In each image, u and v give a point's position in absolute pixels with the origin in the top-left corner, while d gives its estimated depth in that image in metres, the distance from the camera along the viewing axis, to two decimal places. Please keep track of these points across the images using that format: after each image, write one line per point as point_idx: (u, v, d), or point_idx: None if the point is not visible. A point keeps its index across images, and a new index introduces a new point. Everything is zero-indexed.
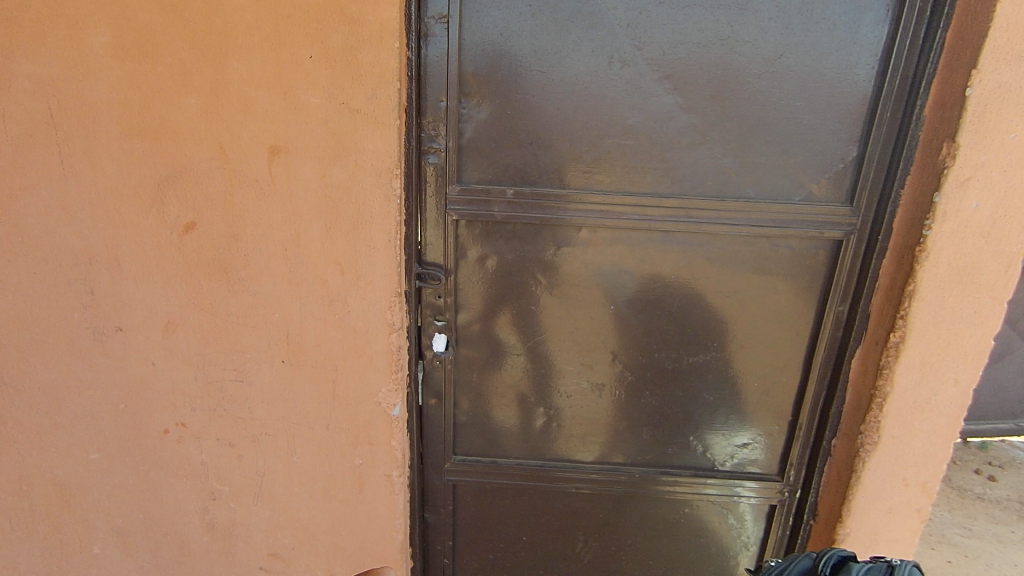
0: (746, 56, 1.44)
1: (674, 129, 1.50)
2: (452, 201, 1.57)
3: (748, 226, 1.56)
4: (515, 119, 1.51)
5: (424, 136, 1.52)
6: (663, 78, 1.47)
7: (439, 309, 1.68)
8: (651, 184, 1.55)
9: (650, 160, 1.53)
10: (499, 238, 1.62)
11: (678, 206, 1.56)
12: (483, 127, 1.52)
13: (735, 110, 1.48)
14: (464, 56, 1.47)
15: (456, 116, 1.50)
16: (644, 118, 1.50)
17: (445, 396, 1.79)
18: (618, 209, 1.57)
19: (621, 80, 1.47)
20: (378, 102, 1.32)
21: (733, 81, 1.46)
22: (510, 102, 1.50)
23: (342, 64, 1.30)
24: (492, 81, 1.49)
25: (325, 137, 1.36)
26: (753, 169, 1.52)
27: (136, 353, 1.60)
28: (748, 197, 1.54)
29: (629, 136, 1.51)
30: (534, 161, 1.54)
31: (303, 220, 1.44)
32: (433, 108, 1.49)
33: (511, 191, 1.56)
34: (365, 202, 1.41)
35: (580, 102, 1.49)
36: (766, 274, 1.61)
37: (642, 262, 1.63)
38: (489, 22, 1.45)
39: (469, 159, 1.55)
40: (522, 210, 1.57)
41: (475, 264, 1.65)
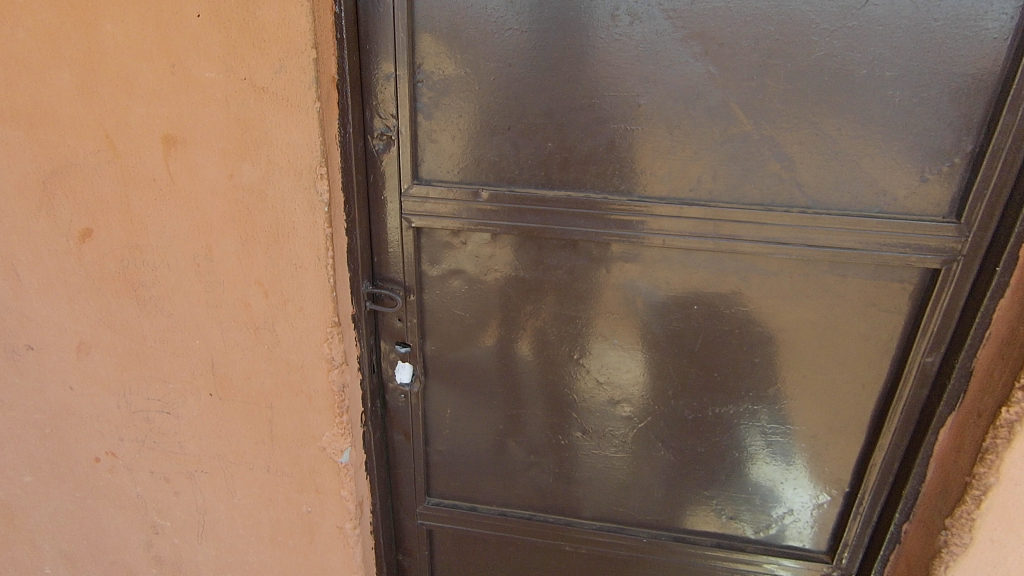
0: (817, 4, 0.99)
1: (706, 112, 1.08)
2: (407, 202, 1.22)
3: (804, 246, 1.13)
4: (487, 98, 1.13)
5: (370, 120, 1.16)
6: (690, 40, 1.03)
7: (400, 333, 1.37)
8: (671, 187, 1.14)
9: (670, 154, 1.12)
10: (471, 250, 1.28)
11: (708, 218, 1.14)
12: (446, 108, 1.15)
13: (795, 84, 1.04)
14: (418, 12, 1.09)
15: (409, 95, 1.13)
16: (663, 96, 1.08)
17: (413, 434, 1.50)
18: (626, 220, 1.17)
19: (631, 43, 1.05)
20: (288, 78, 0.97)
21: (791, 43, 1.02)
22: (480, 75, 1.11)
23: (237, 25, 0.95)
24: (456, 46, 1.10)
25: (226, 125, 1.03)
26: (816, 168, 1.09)
27: (52, 375, 1.38)
28: (809, 208, 1.11)
29: (642, 120, 1.10)
30: (514, 154, 1.17)
31: (213, 231, 1.13)
32: (380, 84, 1.13)
33: (483, 192, 1.20)
34: (284, 209, 1.09)
35: (575, 75, 1.09)
36: (824, 309, 1.19)
37: (656, 287, 1.24)
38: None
39: (428, 150, 1.19)
40: (498, 218, 1.21)
41: (442, 281, 1.32)
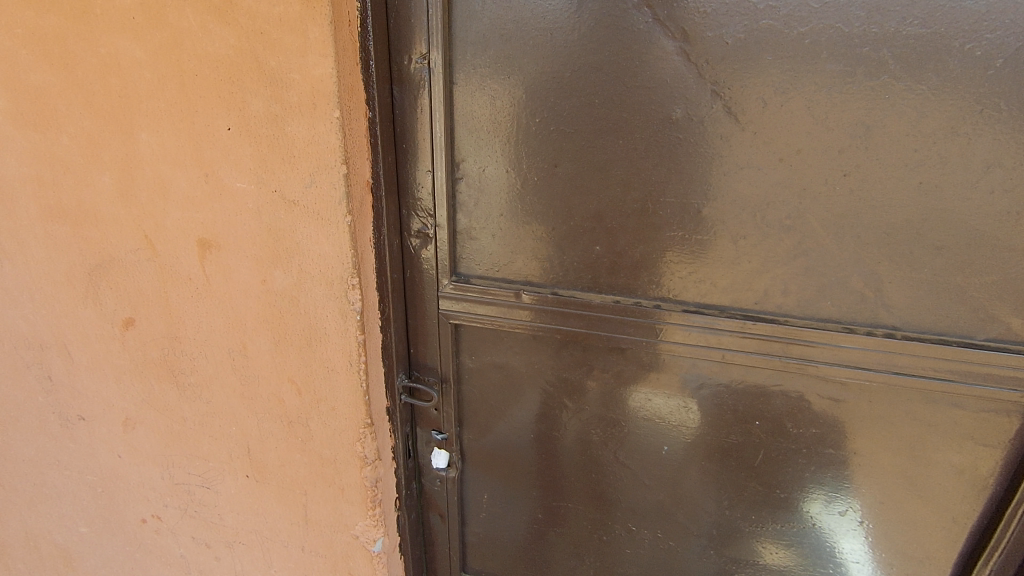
0: (917, 110, 0.83)
1: (778, 223, 0.95)
2: (445, 299, 1.16)
3: (890, 373, 0.98)
4: (530, 199, 1.05)
5: (408, 219, 1.10)
6: (762, 146, 0.91)
7: (437, 421, 1.32)
8: (733, 298, 1.03)
9: (734, 265, 1.00)
10: (512, 346, 1.20)
11: (776, 335, 1.02)
12: (488, 206, 1.08)
13: (888, 198, 0.89)
14: (458, 111, 1.02)
15: (449, 194, 1.06)
16: (729, 204, 0.96)
17: (448, 517, 1.44)
18: (681, 330, 1.06)
19: (691, 147, 0.94)
20: (319, 192, 0.92)
21: (882, 154, 0.87)
22: (522, 175, 1.03)
23: (268, 140, 0.91)
24: (498, 147, 1.02)
25: (258, 233, 1.00)
26: (906, 288, 0.94)
27: (102, 443, 1.41)
28: (896, 331, 0.97)
29: (702, 228, 0.99)
30: (559, 256, 1.08)
31: (247, 330, 1.11)
32: (418, 184, 1.07)
33: (525, 293, 1.11)
34: (316, 315, 1.04)
35: (627, 178, 0.99)
36: (909, 436, 1.05)
37: (712, 397, 1.13)
38: (493, 61, 0.97)
39: (468, 247, 1.13)
40: (540, 320, 1.13)
41: (481, 372, 1.25)
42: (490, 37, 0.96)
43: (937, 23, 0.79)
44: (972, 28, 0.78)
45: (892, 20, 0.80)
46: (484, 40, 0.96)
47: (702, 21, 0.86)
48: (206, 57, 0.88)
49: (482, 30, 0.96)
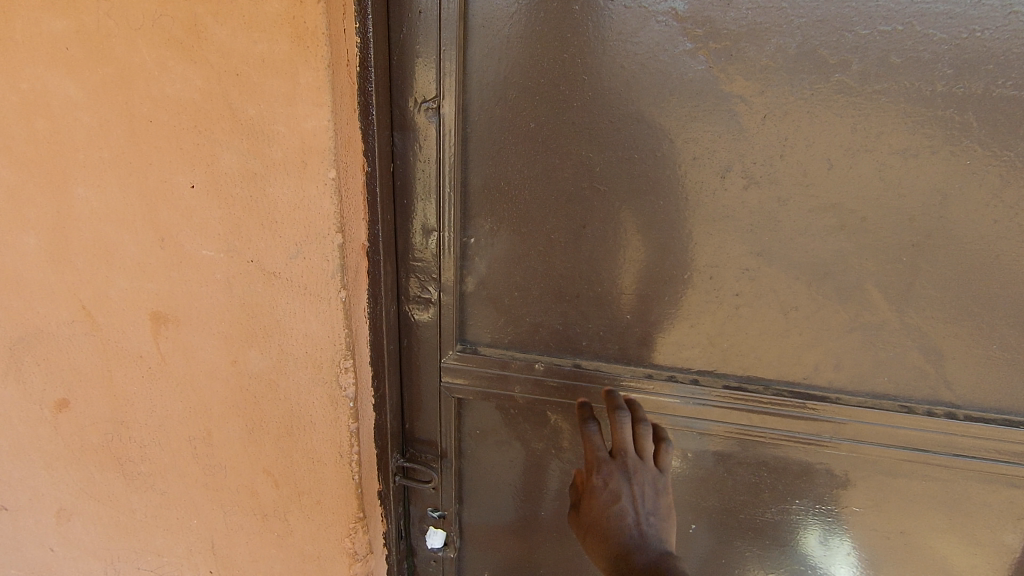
0: (1001, 178, 0.74)
1: (837, 294, 0.85)
2: (448, 370, 1.01)
3: (949, 457, 0.89)
4: (551, 261, 0.92)
5: (407, 283, 0.97)
6: (827, 211, 0.80)
7: (433, 498, 1.16)
8: (778, 373, 0.92)
9: (783, 337, 0.89)
10: (523, 420, 1.07)
11: (826, 415, 0.91)
12: (501, 267, 0.95)
13: (963, 271, 0.80)
14: (471, 162, 0.89)
15: (455, 253, 0.93)
16: (781, 271, 0.85)
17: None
18: (721, 407, 0.94)
19: (744, 209, 0.83)
20: (306, 264, 0.76)
21: (959, 223, 0.77)
22: (542, 232, 0.91)
23: (243, 202, 0.74)
24: (516, 202, 0.90)
25: (229, 307, 0.82)
26: (972, 366, 0.85)
27: (29, 536, 1.19)
28: (959, 412, 0.87)
29: (749, 296, 0.88)
30: (582, 324, 0.95)
31: (213, 415, 0.93)
32: (421, 243, 0.93)
33: (540, 364, 0.98)
34: (299, 402, 0.88)
35: (666, 242, 0.87)
36: (963, 517, 0.96)
37: (749, 475, 1.02)
38: (514, 107, 0.85)
39: (477, 312, 0.99)
40: (558, 394, 0.99)
41: (486, 447, 1.11)
42: (510, 80, 0.84)
43: None
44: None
45: (981, 80, 0.71)
46: (505, 84, 0.84)
47: (762, 72, 0.76)
48: (165, 101, 0.71)
49: (500, 71, 0.84)
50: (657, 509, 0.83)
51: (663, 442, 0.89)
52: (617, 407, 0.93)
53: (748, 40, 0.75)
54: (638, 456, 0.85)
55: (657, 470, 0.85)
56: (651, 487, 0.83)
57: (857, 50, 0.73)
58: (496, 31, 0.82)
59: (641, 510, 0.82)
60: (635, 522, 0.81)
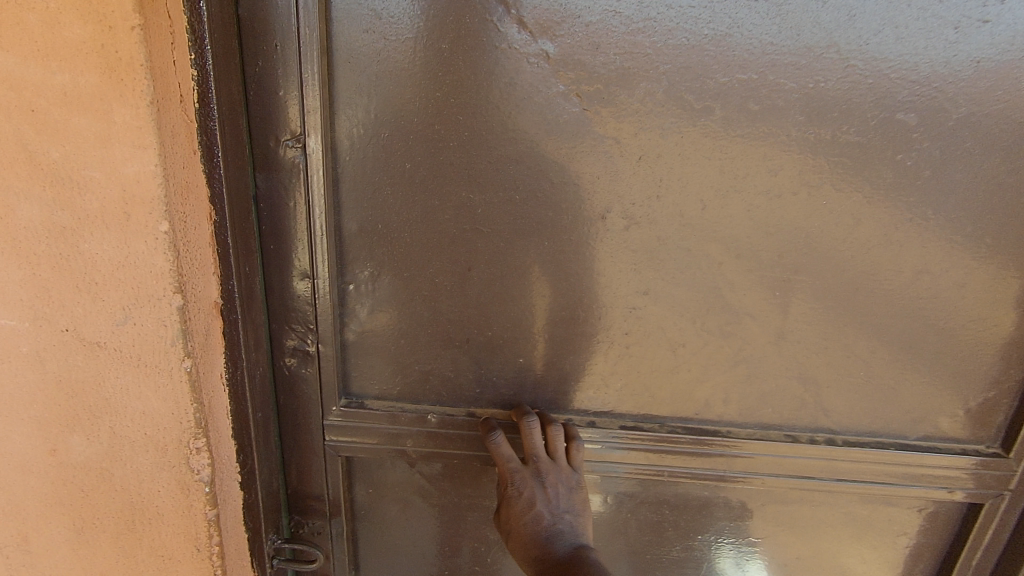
0: (855, 216, 0.78)
1: (721, 329, 0.85)
2: (331, 428, 0.91)
3: (831, 481, 0.92)
4: (437, 307, 0.86)
5: (279, 336, 0.86)
6: (703, 250, 0.81)
7: (323, 567, 1.03)
8: (672, 410, 0.91)
9: (674, 374, 0.88)
10: (417, 476, 0.98)
11: (719, 449, 0.91)
12: (383, 315, 0.87)
13: (827, 305, 0.83)
14: (343, 204, 0.81)
15: (330, 304, 0.84)
16: (666, 310, 0.85)
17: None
18: (620, 449, 0.92)
19: (626, 250, 0.82)
20: (137, 331, 0.64)
21: (823, 257, 0.80)
22: (422, 278, 0.85)
23: (51, 261, 0.61)
24: (395, 247, 0.83)
25: (41, 386, 0.68)
26: (844, 392, 0.88)
27: None
28: (837, 436, 0.90)
29: (635, 337, 0.86)
30: (475, 369, 0.89)
31: (29, 516, 0.76)
32: (291, 292, 0.83)
33: (433, 415, 0.91)
34: (141, 490, 0.73)
35: (554, 283, 0.84)
36: (849, 535, 0.99)
37: (651, 514, 1.00)
38: (386, 148, 0.78)
39: (361, 364, 0.90)
40: (453, 446, 0.92)
41: (380, 506, 1.01)
42: (383, 119, 0.77)
43: (872, 133, 0.74)
44: (904, 139, 0.74)
45: (829, 126, 0.74)
46: (375, 123, 0.77)
47: (632, 115, 0.75)
48: None
49: (370, 109, 0.77)
50: (571, 503, 0.84)
51: (573, 440, 0.87)
52: (524, 411, 0.89)
53: (615, 84, 0.74)
54: (549, 458, 0.84)
55: (568, 469, 0.85)
56: (563, 488, 0.83)
57: (718, 97, 0.74)
58: (364, 67, 0.75)
59: (554, 509, 0.82)
60: (551, 521, 0.82)
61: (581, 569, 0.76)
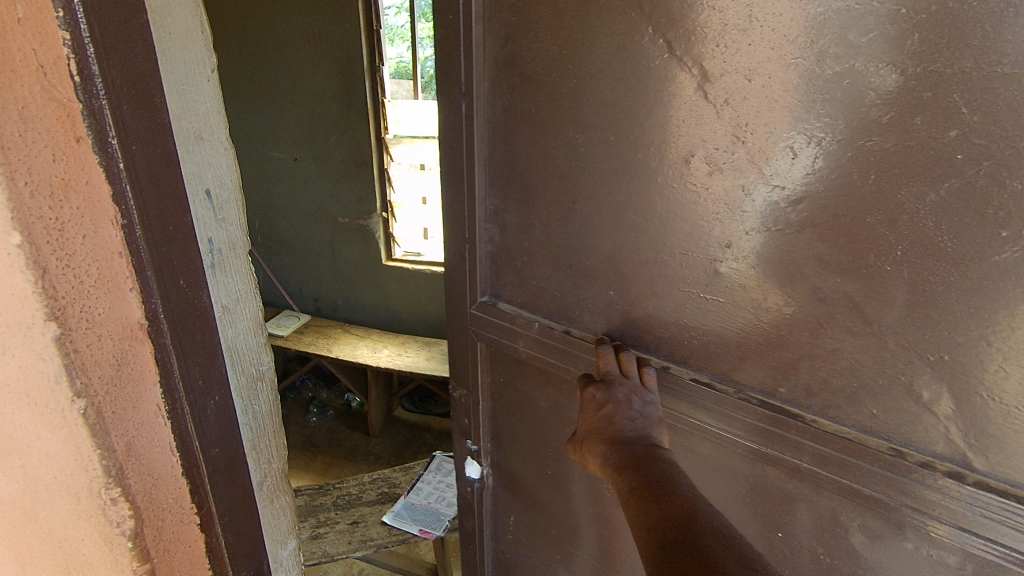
0: (1002, 172, 0.59)
1: (812, 299, 0.77)
2: (474, 316, 1.23)
3: (970, 532, 0.71)
4: (564, 226, 1.01)
5: (454, 236, 1.20)
6: (796, 208, 0.74)
7: (468, 432, 1.40)
8: (752, 376, 0.86)
9: (757, 335, 0.84)
10: (529, 376, 1.20)
11: (816, 440, 0.81)
12: (523, 227, 1.08)
13: (953, 303, 0.66)
14: (496, 138, 1.05)
15: (477, 221, 1.13)
16: (752, 260, 0.80)
17: (484, 533, 1.50)
18: (692, 401, 0.93)
19: (707, 200, 0.82)
20: (14, 363, 0.57)
21: (962, 222, 0.63)
22: (548, 207, 1.02)
23: None
24: (534, 172, 1.01)
25: None
26: (987, 413, 0.67)
27: None
28: (966, 474, 0.70)
29: (719, 290, 0.85)
30: (579, 294, 1.04)
31: None
32: (462, 204, 1.15)
33: (536, 324, 1.11)
34: (64, 539, 0.66)
35: (653, 218, 0.89)
36: None
37: (728, 483, 0.96)
38: (520, 91, 0.98)
39: (501, 274, 1.16)
40: (547, 353, 1.11)
41: (501, 397, 1.29)
42: None
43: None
44: None
45: (965, 58, 0.59)
46: None
47: (762, 26, 0.70)
48: None
49: None
50: (647, 414, 0.91)
51: (647, 366, 0.96)
52: (605, 340, 1.00)
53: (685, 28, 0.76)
54: (623, 376, 0.94)
55: (642, 388, 0.93)
56: (637, 400, 0.92)
57: (825, 25, 0.66)
58: None
59: (631, 415, 0.90)
60: (627, 421, 0.90)
61: (653, 470, 0.84)
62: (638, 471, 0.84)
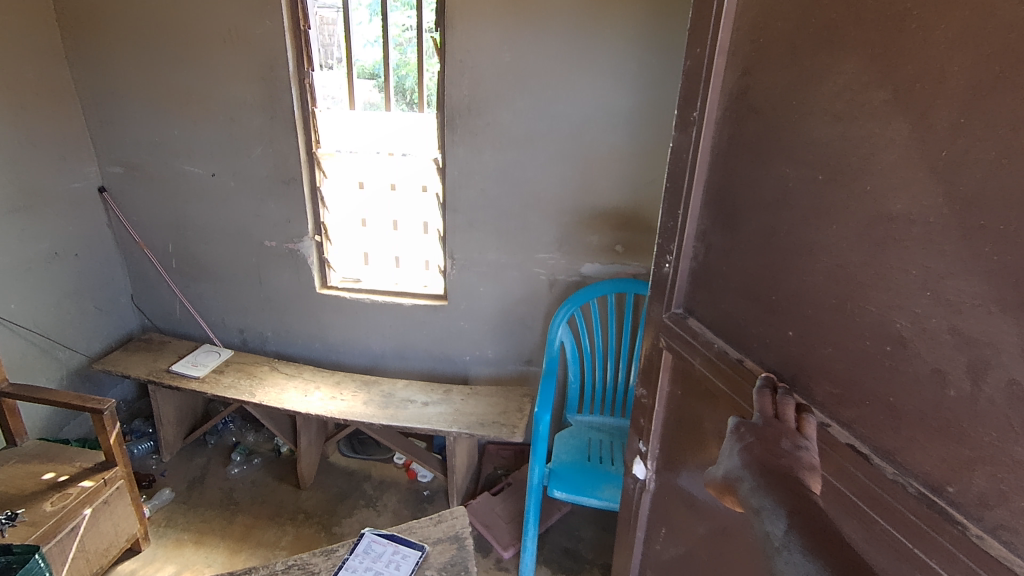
0: None
1: (1004, 391, 0.72)
2: (666, 324, 1.42)
3: None
4: (755, 254, 1.12)
5: (662, 248, 1.43)
6: (1002, 283, 0.70)
7: (641, 431, 1.62)
8: (920, 463, 0.83)
9: (931, 416, 0.81)
10: (701, 394, 1.32)
11: (970, 557, 0.76)
12: (725, 242, 1.21)
13: None
14: (711, 161, 1.24)
15: (683, 236, 1.33)
16: (941, 327, 0.78)
17: (638, 528, 1.68)
18: (846, 467, 0.94)
19: (905, 253, 0.82)
20: None
21: None
22: (750, 234, 1.13)
23: None
24: (742, 204, 1.15)
25: None
26: None
27: None
28: None
29: (905, 353, 0.84)
30: (753, 322, 1.15)
31: None
32: (668, 221, 1.40)
33: (718, 344, 1.24)
34: None
35: (847, 263, 0.92)
36: None
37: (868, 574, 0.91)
38: (748, 121, 1.12)
39: (699, 289, 1.32)
40: (722, 376, 1.21)
41: (677, 404, 1.43)
42: None
43: None
44: None
45: None
46: None
47: None
48: None
49: None
50: (797, 457, 0.95)
51: (807, 414, 1.00)
52: (768, 387, 1.05)
53: (914, 72, 0.79)
54: (779, 419, 1.00)
55: (799, 435, 0.97)
56: (788, 441, 0.97)
57: None
58: None
59: (789, 454, 0.96)
60: (786, 464, 0.95)
61: (791, 507, 0.90)
62: (773, 499, 0.92)
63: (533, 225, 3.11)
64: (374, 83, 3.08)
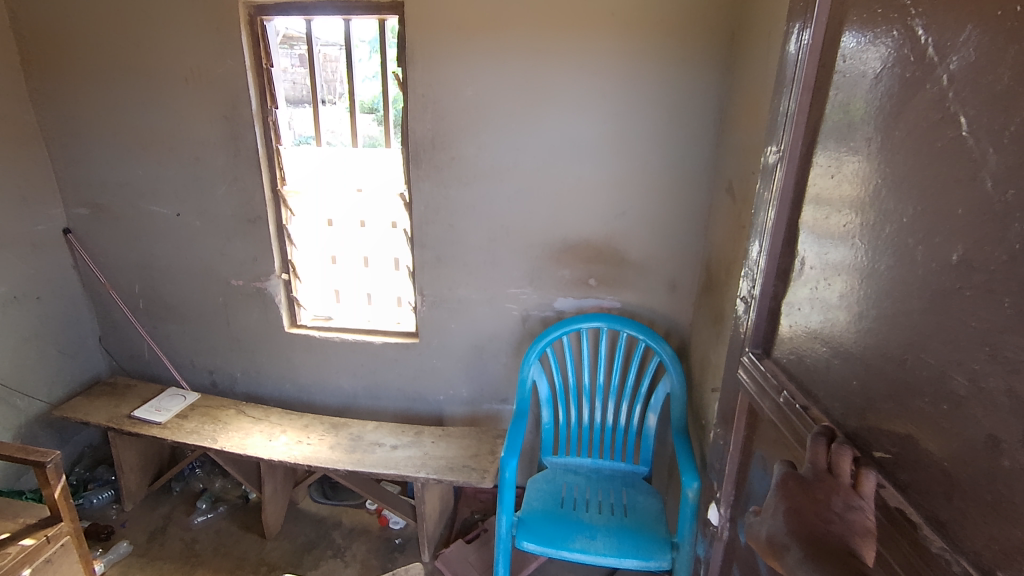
0: None
1: None
2: (747, 362, 1.50)
3: None
4: (824, 294, 1.19)
5: (745, 287, 1.54)
6: None
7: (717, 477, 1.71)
8: (972, 542, 0.81)
9: (985, 489, 0.79)
10: (776, 438, 1.35)
11: None
12: (802, 282, 1.29)
13: None
14: (793, 198, 1.33)
15: (760, 272, 1.43)
16: (999, 388, 0.77)
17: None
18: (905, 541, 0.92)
19: (968, 304, 0.83)
20: None
21: None
22: (825, 270, 1.19)
23: None
24: (820, 240, 1.21)
25: None
26: None
27: None
28: None
29: (960, 414, 0.83)
30: (824, 368, 1.18)
31: None
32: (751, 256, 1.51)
33: (786, 393, 1.29)
34: None
35: (909, 312, 0.94)
36: None
37: None
38: (830, 150, 1.19)
39: (778, 330, 1.40)
40: (788, 424, 1.25)
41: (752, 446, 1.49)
42: None
43: None
44: None
45: None
46: None
47: None
48: None
49: None
50: (848, 521, 0.98)
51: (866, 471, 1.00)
52: (824, 438, 1.08)
53: (983, 107, 0.80)
54: (835, 477, 1.02)
55: (853, 495, 1.00)
56: (841, 501, 0.99)
57: None
58: None
59: (839, 518, 0.99)
60: (837, 530, 0.98)
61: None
62: (820, 571, 0.93)
63: (502, 259, 3.16)
64: (373, 117, 3.07)
